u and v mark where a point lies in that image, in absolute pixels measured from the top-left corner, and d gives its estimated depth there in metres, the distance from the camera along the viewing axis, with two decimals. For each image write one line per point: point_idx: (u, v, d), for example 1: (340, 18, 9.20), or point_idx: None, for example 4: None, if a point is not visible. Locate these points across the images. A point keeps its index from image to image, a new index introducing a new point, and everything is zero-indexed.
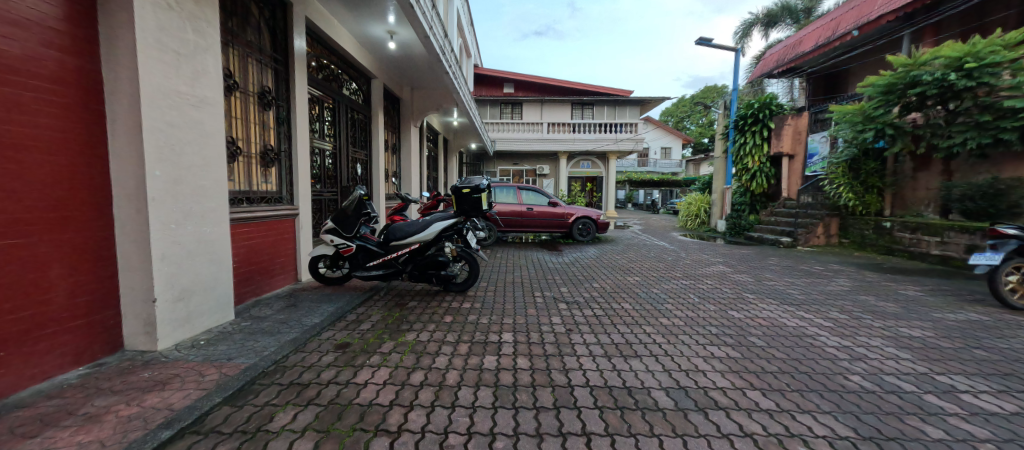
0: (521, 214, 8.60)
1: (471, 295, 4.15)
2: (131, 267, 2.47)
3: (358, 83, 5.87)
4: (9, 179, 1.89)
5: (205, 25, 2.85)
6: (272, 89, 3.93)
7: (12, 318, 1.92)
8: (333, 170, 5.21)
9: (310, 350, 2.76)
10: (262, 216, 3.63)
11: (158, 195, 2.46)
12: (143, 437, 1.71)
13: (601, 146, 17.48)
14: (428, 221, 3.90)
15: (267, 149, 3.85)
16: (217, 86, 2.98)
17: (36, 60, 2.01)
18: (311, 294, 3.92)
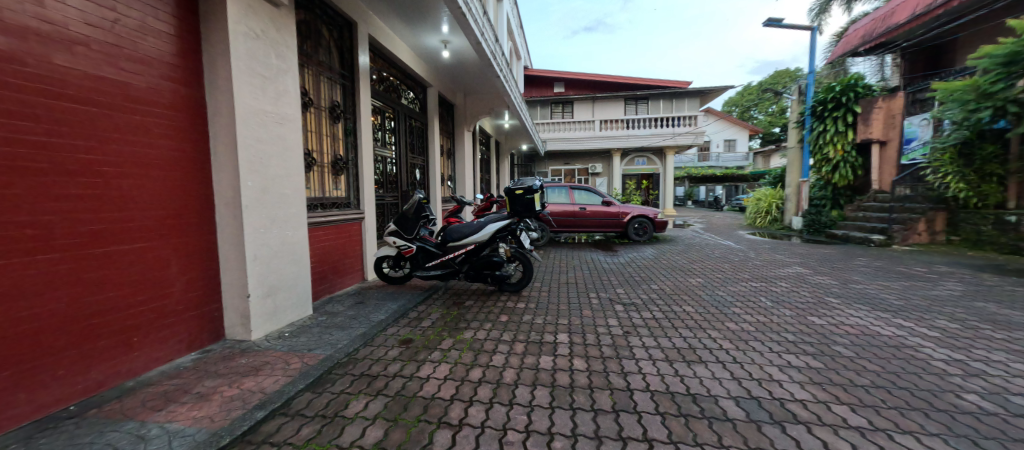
0: (574, 214, 8.48)
1: (525, 296, 4.16)
2: (230, 266, 2.82)
3: (416, 92, 6.18)
4: (136, 192, 2.28)
5: (286, 49, 3.16)
6: (341, 103, 4.25)
7: (141, 309, 2.32)
8: (394, 176, 5.53)
9: (378, 344, 2.94)
10: (334, 220, 3.94)
11: (251, 202, 2.77)
12: (242, 415, 2.03)
13: (657, 142, 16.77)
14: (483, 222, 3.97)
15: (338, 158, 4.17)
16: (297, 104, 3.29)
17: (156, 92, 2.39)
18: (377, 292, 4.20)
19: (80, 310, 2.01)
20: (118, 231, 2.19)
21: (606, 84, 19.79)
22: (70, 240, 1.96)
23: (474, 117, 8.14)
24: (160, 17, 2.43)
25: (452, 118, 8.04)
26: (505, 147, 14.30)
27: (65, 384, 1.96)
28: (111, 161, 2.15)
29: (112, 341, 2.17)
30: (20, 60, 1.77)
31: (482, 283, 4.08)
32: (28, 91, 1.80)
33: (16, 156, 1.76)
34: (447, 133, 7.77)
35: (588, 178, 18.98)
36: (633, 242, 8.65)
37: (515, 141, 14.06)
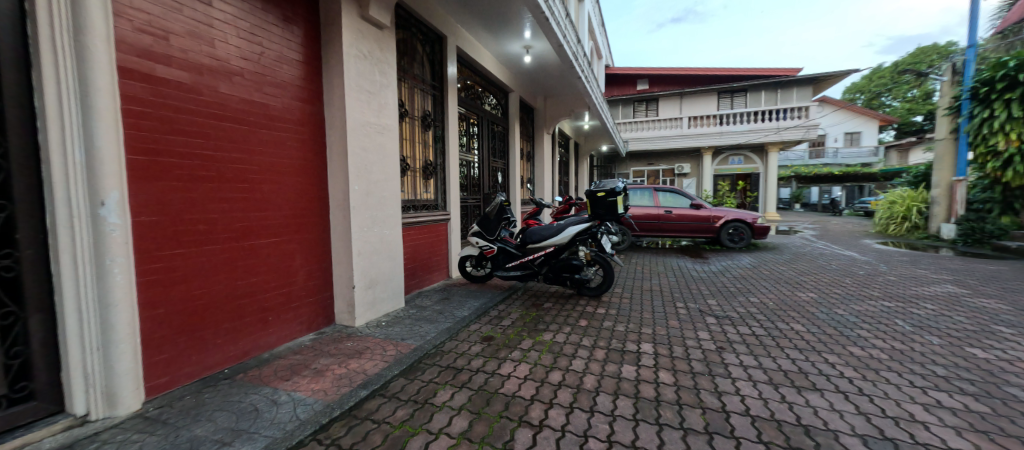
0: (658, 217, 8.05)
1: (605, 301, 4.03)
2: (340, 260, 3.21)
3: (498, 98, 6.41)
4: (274, 196, 2.74)
5: (387, 66, 3.50)
6: (431, 112, 4.59)
7: (274, 294, 2.78)
8: (477, 179, 5.81)
9: (462, 339, 3.10)
10: (423, 221, 4.26)
11: (356, 204, 3.13)
12: (349, 393, 2.31)
13: (756, 138, 15.14)
14: (563, 225, 3.95)
15: (428, 163, 4.51)
16: (395, 115, 3.62)
17: (289, 111, 2.85)
18: (461, 289, 4.44)
19: (234, 291, 2.52)
20: (259, 228, 2.66)
21: (695, 78, 18.60)
22: (225, 234, 2.45)
23: (553, 120, 8.18)
24: (293, 47, 2.88)
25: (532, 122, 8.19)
26: (584, 149, 13.99)
27: (222, 351, 2.48)
28: (256, 170, 2.63)
29: (253, 318, 2.66)
30: (196, 92, 2.28)
31: (561, 285, 4.06)
32: (200, 116, 2.30)
33: (192, 167, 2.27)
34: (527, 137, 7.95)
35: (674, 179, 17.85)
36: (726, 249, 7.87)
37: (596, 142, 13.73)
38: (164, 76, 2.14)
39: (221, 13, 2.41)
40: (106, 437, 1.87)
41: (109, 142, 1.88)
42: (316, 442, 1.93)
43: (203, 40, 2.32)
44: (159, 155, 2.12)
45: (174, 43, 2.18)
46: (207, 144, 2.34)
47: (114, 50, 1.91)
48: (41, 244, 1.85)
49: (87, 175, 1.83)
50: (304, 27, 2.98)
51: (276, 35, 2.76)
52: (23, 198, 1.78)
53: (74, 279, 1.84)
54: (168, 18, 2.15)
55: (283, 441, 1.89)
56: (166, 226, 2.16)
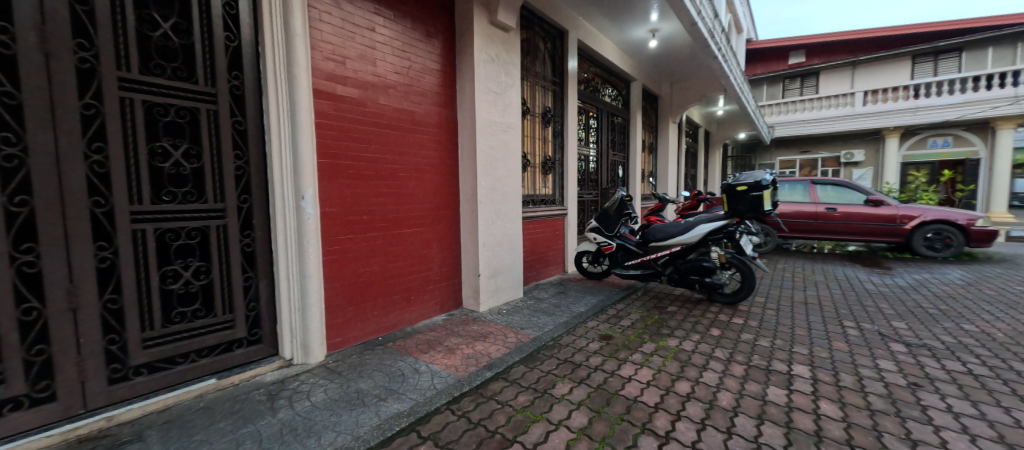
0: (815, 216, 6.77)
1: (743, 311, 3.55)
2: (468, 250, 3.51)
3: (619, 89, 6.20)
4: (417, 191, 3.14)
5: (512, 66, 3.66)
6: (551, 108, 4.66)
7: (415, 276, 3.19)
8: (595, 174, 5.73)
9: (579, 335, 3.10)
10: (541, 215, 4.37)
11: (483, 198, 3.38)
12: (476, 372, 2.51)
13: (976, 113, 11.50)
14: (692, 223, 3.62)
15: (547, 158, 4.60)
16: (518, 113, 3.76)
17: (429, 116, 3.21)
18: (577, 285, 4.44)
19: (387, 272, 2.97)
20: (406, 219, 3.07)
21: (875, 42, 15.07)
22: (380, 223, 2.89)
23: (679, 107, 7.58)
24: (434, 58, 3.23)
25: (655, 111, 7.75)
26: (716, 137, 12.65)
27: (379, 321, 2.97)
28: (404, 169, 3.03)
29: (401, 296, 3.10)
30: (363, 104, 2.74)
31: (688, 288, 3.73)
32: (365, 124, 2.76)
33: (359, 168, 2.74)
34: (648, 128, 7.59)
35: (839, 169, 14.72)
36: (923, 259, 6.21)
37: (734, 129, 12.12)
38: (342, 94, 2.63)
39: (382, 36, 2.85)
40: (304, 378, 2.44)
41: (306, 150, 2.42)
42: (449, 411, 2.17)
43: (369, 60, 2.77)
44: (337, 158, 2.62)
45: (350, 65, 2.67)
46: (370, 148, 2.79)
47: (309, 76, 2.44)
48: (267, 228, 2.51)
49: (293, 176, 2.44)
50: (444, 38, 3.31)
51: (422, 49, 3.13)
52: (259, 195, 2.46)
53: (285, 254, 2.48)
54: (345, 45, 2.64)
55: (424, 405, 2.17)
56: (342, 215, 2.67)
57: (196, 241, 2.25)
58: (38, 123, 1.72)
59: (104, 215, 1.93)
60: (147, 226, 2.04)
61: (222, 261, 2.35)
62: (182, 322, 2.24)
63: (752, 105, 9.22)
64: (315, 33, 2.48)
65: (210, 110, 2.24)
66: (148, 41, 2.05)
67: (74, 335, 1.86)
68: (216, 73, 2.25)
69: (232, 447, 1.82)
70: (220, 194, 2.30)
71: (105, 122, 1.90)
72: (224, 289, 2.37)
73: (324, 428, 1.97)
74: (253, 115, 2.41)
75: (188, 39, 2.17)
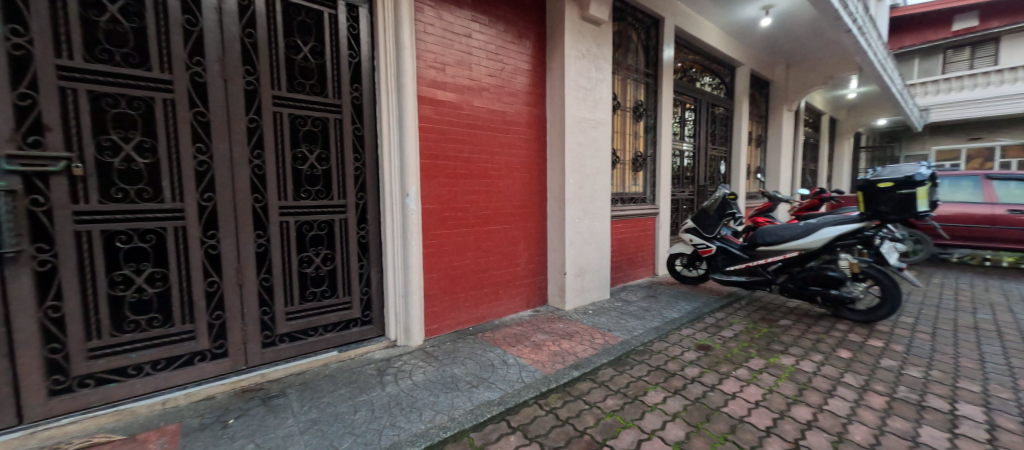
0: (990, 220, 5.42)
1: (881, 332, 3.00)
2: (554, 248, 3.53)
3: (720, 77, 5.69)
4: (506, 189, 3.24)
5: (603, 61, 3.56)
6: (644, 101, 4.45)
7: (504, 272, 3.31)
8: (691, 170, 5.35)
9: (672, 342, 2.93)
10: (631, 214, 4.22)
11: (571, 196, 3.38)
12: (564, 370, 2.52)
13: None
14: (812, 225, 3.15)
15: (638, 155, 4.43)
16: (608, 109, 3.65)
17: (519, 115, 3.28)
18: (668, 289, 4.20)
19: (477, 266, 3.14)
20: (496, 216, 3.19)
21: None
22: (473, 220, 3.05)
23: (799, 93, 6.73)
24: (525, 58, 3.29)
25: (766, 98, 7.02)
26: (846, 126, 10.90)
27: (471, 312, 3.15)
28: (495, 168, 3.15)
29: (490, 290, 3.25)
30: (459, 107, 2.91)
31: (806, 302, 3.29)
32: (462, 126, 2.93)
33: (456, 167, 2.92)
34: (756, 118, 6.93)
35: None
36: None
37: (874, 114, 10.28)
38: (443, 99, 2.83)
39: (478, 41, 2.98)
40: (406, 358, 2.70)
41: (410, 151, 2.66)
42: (538, 406, 2.21)
43: (465, 65, 2.93)
44: (437, 159, 2.83)
45: (448, 71, 2.84)
46: (465, 148, 2.95)
47: (414, 84, 2.67)
48: (378, 222, 2.83)
49: (400, 176, 2.69)
50: (536, 38, 3.35)
51: (514, 51, 3.21)
52: (372, 193, 2.78)
53: (392, 247, 2.75)
54: (445, 53, 2.82)
55: (514, 396, 2.24)
56: (440, 212, 2.88)
57: (324, 232, 2.65)
58: (220, 135, 2.22)
59: (261, 208, 2.40)
60: (291, 218, 2.49)
61: (343, 250, 2.72)
62: (313, 300, 2.65)
63: (898, 84, 7.63)
64: (420, 44, 2.70)
65: (336, 119, 2.62)
66: (293, 64, 2.49)
67: (241, 303, 2.36)
68: (341, 88, 2.61)
69: (351, 411, 2.10)
70: (342, 192, 2.67)
71: (262, 132, 2.36)
72: (344, 274, 2.74)
73: (424, 406, 2.15)
74: (369, 122, 2.73)
75: (322, 60, 2.57)
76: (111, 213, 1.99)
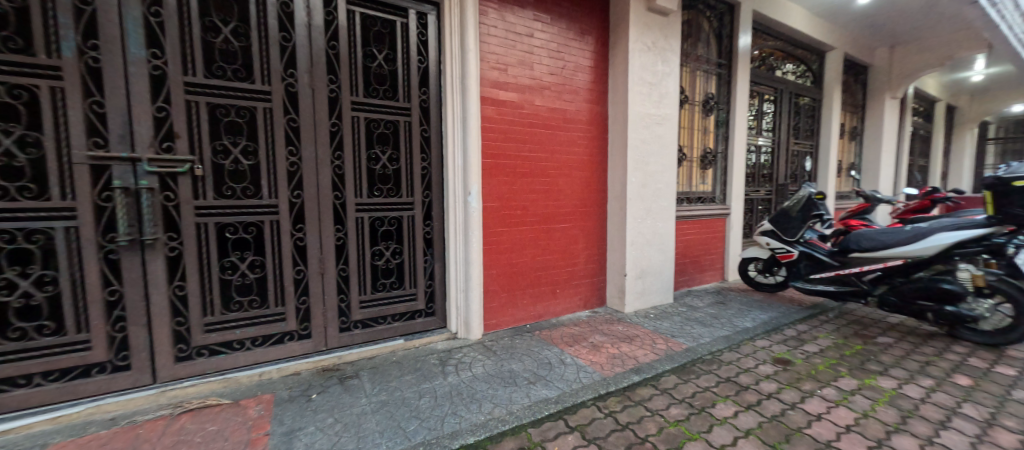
0: None
1: (1014, 359, 2.53)
2: (614, 248, 3.45)
3: (806, 63, 5.16)
4: (565, 188, 3.22)
5: (670, 53, 3.39)
6: (715, 94, 4.18)
7: (561, 271, 3.30)
8: (769, 168, 4.93)
9: (745, 353, 2.73)
10: (698, 214, 3.99)
11: (633, 195, 3.27)
12: (624, 374, 2.46)
13: None
14: (921, 229, 2.79)
15: (707, 151, 4.18)
16: (675, 103, 3.47)
17: (579, 112, 3.23)
18: (740, 296, 3.91)
19: (535, 264, 3.16)
20: (554, 214, 3.19)
21: None
22: (532, 218, 3.08)
23: (906, 77, 5.98)
24: (587, 54, 3.23)
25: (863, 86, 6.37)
26: (970, 115, 9.33)
27: (528, 310, 3.19)
28: (555, 166, 3.14)
29: (548, 289, 3.26)
30: (520, 106, 2.94)
31: (912, 318, 2.89)
32: (522, 125, 2.96)
33: (516, 166, 2.96)
34: (852, 109, 6.29)
35: None
36: None
37: (1004, 99, 8.66)
38: (504, 99, 2.87)
39: (539, 40, 2.99)
40: (466, 351, 2.80)
41: (472, 151, 2.74)
42: (596, 407, 2.17)
43: (527, 65, 2.95)
44: (497, 158, 2.88)
45: (510, 72, 2.88)
46: (525, 147, 2.98)
47: (477, 85, 2.75)
48: (441, 219, 2.96)
49: (463, 174, 2.79)
50: (599, 33, 3.28)
51: (576, 48, 3.17)
52: (437, 192, 2.92)
53: (454, 243, 2.87)
54: (507, 54, 2.86)
55: (572, 396, 2.23)
56: (500, 210, 2.94)
57: (394, 227, 2.84)
58: (307, 139, 2.46)
59: (341, 204, 2.63)
60: (366, 215, 2.70)
61: (410, 244, 2.88)
62: (384, 291, 2.85)
63: None
64: (484, 46, 2.78)
65: (406, 121, 2.78)
66: (369, 72, 2.69)
67: (323, 290, 2.61)
68: (410, 91, 2.77)
69: (416, 397, 2.23)
70: (410, 190, 2.84)
71: (342, 135, 2.58)
72: (411, 268, 2.91)
73: (484, 398, 2.22)
74: (435, 124, 2.87)
75: (394, 66, 2.74)
76: (221, 208, 2.31)
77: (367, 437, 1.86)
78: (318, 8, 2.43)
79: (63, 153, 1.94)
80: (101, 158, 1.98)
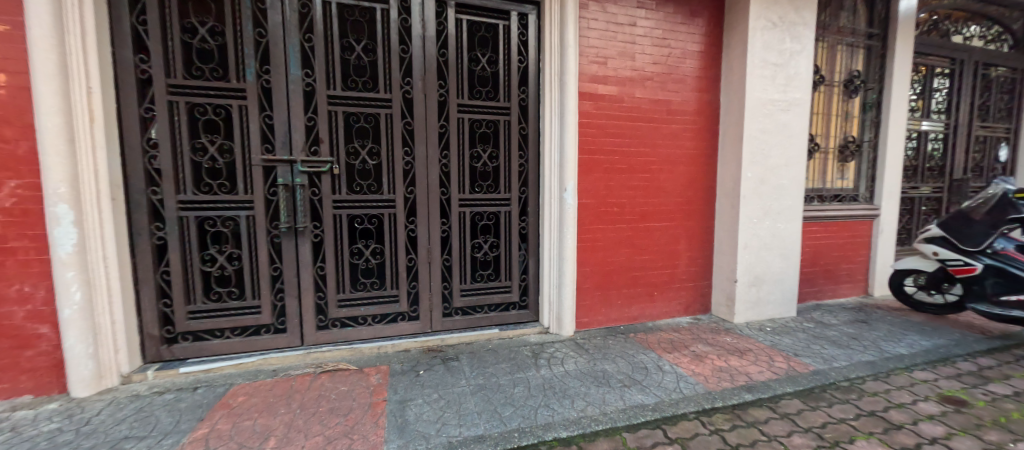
0: None
1: None
2: (723, 251, 3.14)
3: (1003, 22, 4.01)
4: (667, 184, 3.02)
5: (802, 28, 2.94)
6: (862, 72, 3.50)
7: (659, 272, 3.13)
8: (940, 158, 3.98)
9: (896, 386, 2.25)
10: (834, 215, 3.41)
11: (748, 192, 2.93)
12: (733, 390, 2.23)
13: None
14: None
15: (848, 140, 3.55)
16: (807, 85, 3.00)
17: (685, 102, 3.00)
18: (890, 316, 3.24)
19: (632, 264, 3.04)
20: (653, 212, 3.02)
21: None
22: (629, 216, 2.97)
23: None
24: (697, 39, 2.97)
25: None
26: None
27: (623, 311, 3.09)
28: (656, 161, 2.97)
29: (645, 290, 3.12)
30: (620, 100, 2.83)
31: None
32: (622, 119, 2.85)
33: (613, 162, 2.87)
34: None
35: None
36: None
37: None
38: (603, 93, 2.80)
39: (642, 28, 2.84)
40: (557, 346, 2.84)
41: (569, 147, 2.73)
42: (699, 422, 2.00)
43: (628, 56, 2.82)
44: (594, 153, 2.83)
45: (611, 64, 2.79)
46: (623, 141, 2.87)
47: (577, 81, 2.72)
48: (536, 215, 3.02)
49: (559, 171, 2.80)
50: (713, 14, 2.99)
51: (684, 33, 2.94)
52: (533, 188, 2.98)
53: (548, 238, 2.91)
54: (608, 46, 2.78)
55: (671, 406, 2.10)
56: (595, 207, 2.88)
57: (492, 222, 2.98)
58: (420, 140, 2.72)
59: (447, 200, 2.86)
60: (468, 209, 2.89)
61: (506, 238, 3.01)
62: (483, 282, 3.03)
63: None
64: (584, 40, 2.73)
65: (506, 120, 2.89)
66: (473, 75, 2.84)
67: (430, 278, 2.88)
68: (510, 91, 2.87)
69: (511, 385, 2.33)
70: (508, 186, 2.95)
71: (449, 135, 2.79)
72: (506, 261, 3.04)
73: (576, 395, 2.22)
74: (533, 121, 2.92)
75: (496, 68, 2.86)
76: (352, 202, 2.68)
77: (468, 416, 2.01)
78: (431, 20, 2.66)
79: (246, 157, 2.46)
80: (271, 161, 2.47)
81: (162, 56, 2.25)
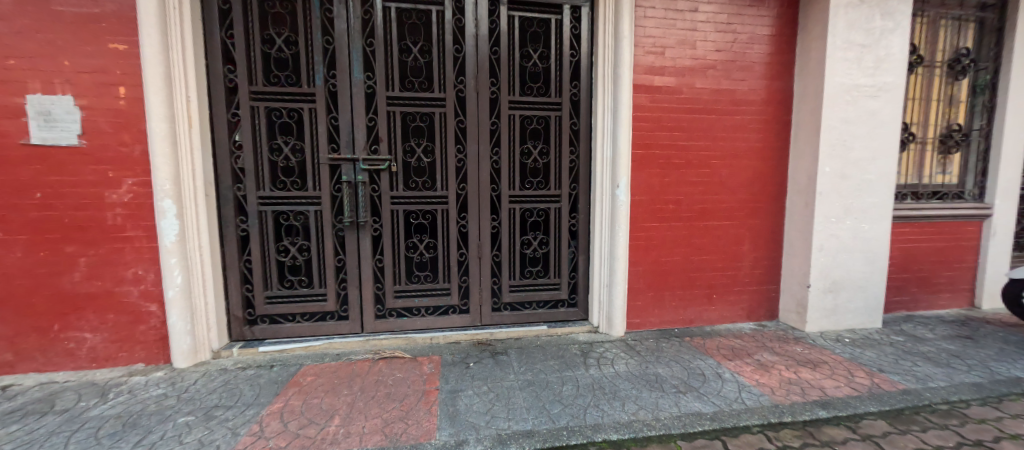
0: None
1: None
2: (794, 252, 2.89)
3: None
4: (730, 180, 2.83)
5: (897, 2, 2.60)
6: (972, 49, 3.04)
7: (719, 274, 2.95)
8: None
9: (1012, 413, 1.94)
10: (932, 215, 3.00)
11: (825, 189, 2.67)
12: (805, 404, 2.05)
13: None
14: None
15: (952, 129, 3.10)
16: (901, 68, 2.65)
17: (753, 92, 2.78)
18: (1004, 332, 2.80)
19: (689, 264, 2.89)
20: (714, 210, 2.84)
21: None
22: (686, 214, 2.82)
23: None
24: (768, 21, 2.74)
25: None
26: None
27: (678, 313, 2.96)
28: (717, 155, 2.79)
29: (703, 292, 2.96)
30: (679, 91, 2.69)
31: None
32: (680, 111, 2.71)
33: (670, 157, 2.74)
34: None
35: None
36: None
37: None
38: (660, 84, 2.67)
39: (705, 14, 2.67)
40: (608, 346, 2.78)
41: (623, 142, 2.65)
42: (764, 436, 1.86)
43: (688, 44, 2.67)
44: (650, 148, 2.72)
45: (669, 54, 2.65)
46: (681, 135, 2.73)
47: (631, 73, 2.62)
48: (586, 212, 2.97)
49: (612, 167, 2.72)
50: None
51: (752, 16, 2.72)
52: (584, 184, 2.93)
53: (599, 236, 2.85)
54: (666, 35, 2.64)
55: (732, 416, 1.98)
56: (650, 204, 2.78)
57: (542, 219, 2.98)
58: (472, 137, 2.78)
59: (498, 196, 2.89)
60: (517, 206, 2.91)
61: (556, 235, 2.99)
62: (532, 278, 3.04)
63: None
64: (641, 30, 2.62)
65: (557, 116, 2.85)
66: (525, 71, 2.84)
67: (481, 273, 2.94)
68: (562, 86, 2.83)
69: (559, 383, 2.32)
70: (558, 183, 2.93)
71: (500, 132, 2.82)
72: (555, 258, 3.02)
73: (627, 397, 2.16)
74: (584, 116, 2.87)
75: (548, 63, 2.83)
76: (409, 198, 2.81)
77: (516, 410, 2.04)
78: (484, 18, 2.69)
79: (315, 156, 2.65)
80: (337, 159, 2.65)
81: (246, 66, 2.49)
